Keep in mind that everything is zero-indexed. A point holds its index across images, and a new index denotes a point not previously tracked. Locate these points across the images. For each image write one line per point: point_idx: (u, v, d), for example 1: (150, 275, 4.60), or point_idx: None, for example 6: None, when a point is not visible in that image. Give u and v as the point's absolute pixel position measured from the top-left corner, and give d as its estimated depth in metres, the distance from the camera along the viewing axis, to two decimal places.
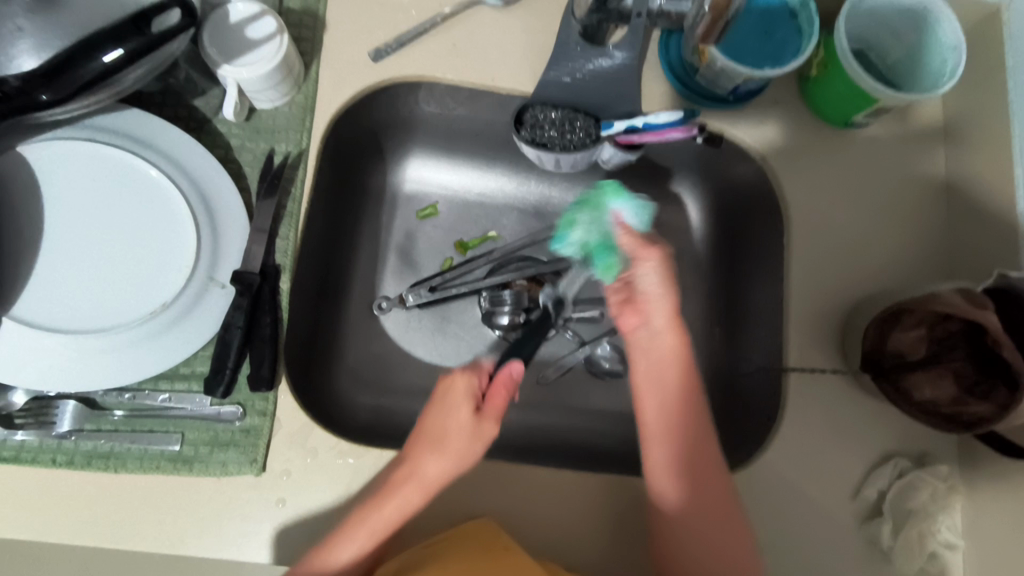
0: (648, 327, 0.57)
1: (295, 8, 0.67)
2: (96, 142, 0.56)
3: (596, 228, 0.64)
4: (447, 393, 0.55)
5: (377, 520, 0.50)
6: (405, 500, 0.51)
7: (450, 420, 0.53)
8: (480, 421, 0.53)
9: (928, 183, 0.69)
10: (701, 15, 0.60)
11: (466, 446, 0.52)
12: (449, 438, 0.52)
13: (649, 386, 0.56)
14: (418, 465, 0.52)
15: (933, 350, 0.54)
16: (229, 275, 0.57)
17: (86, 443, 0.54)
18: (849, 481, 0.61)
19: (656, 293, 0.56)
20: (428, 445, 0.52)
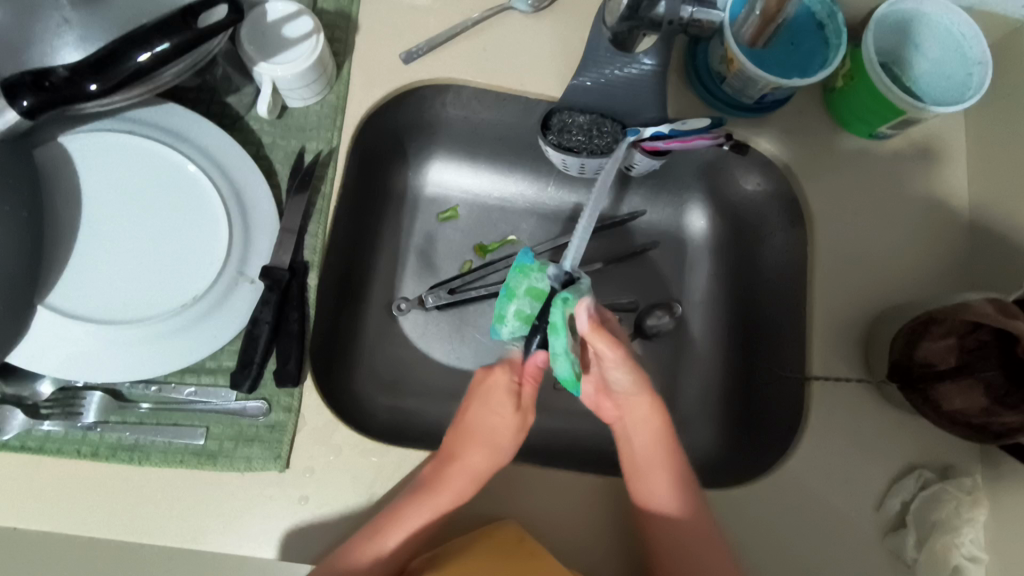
0: (622, 378, 0.55)
1: (329, 9, 0.67)
2: (133, 135, 0.57)
3: (562, 339, 0.52)
4: (490, 383, 0.57)
5: (420, 516, 0.51)
6: (455, 492, 0.52)
7: (497, 415, 0.56)
8: (521, 414, 0.57)
9: (952, 195, 0.69)
10: (751, 17, 0.63)
11: (512, 437, 0.56)
12: (496, 430, 0.56)
13: (644, 465, 0.56)
14: (466, 458, 0.54)
15: (963, 360, 0.54)
16: (259, 271, 0.57)
17: (111, 435, 0.54)
18: (872, 491, 0.60)
19: (631, 391, 0.55)
20: (475, 439, 0.55)
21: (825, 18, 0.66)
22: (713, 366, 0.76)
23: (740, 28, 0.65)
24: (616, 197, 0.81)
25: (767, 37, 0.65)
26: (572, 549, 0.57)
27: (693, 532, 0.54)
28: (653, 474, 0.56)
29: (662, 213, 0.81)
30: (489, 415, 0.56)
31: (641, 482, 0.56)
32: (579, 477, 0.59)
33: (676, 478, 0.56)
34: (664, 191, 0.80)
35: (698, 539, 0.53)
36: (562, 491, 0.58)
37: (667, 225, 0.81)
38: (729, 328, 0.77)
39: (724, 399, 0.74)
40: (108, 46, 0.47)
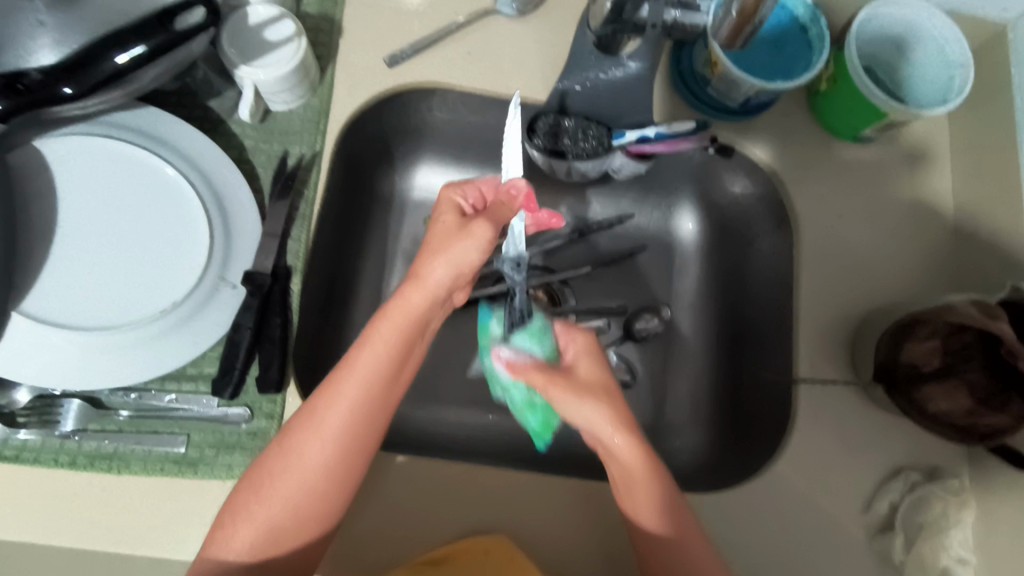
0: (573, 411, 0.53)
1: (313, 13, 0.67)
2: (113, 138, 0.56)
3: (518, 393, 0.59)
4: (450, 203, 0.58)
5: (365, 367, 0.50)
6: (387, 322, 0.52)
7: (440, 224, 0.56)
8: (469, 224, 0.55)
9: (936, 197, 0.69)
10: (726, 17, 0.61)
11: (459, 243, 0.54)
12: (405, 300, 0.52)
13: (620, 482, 0.52)
14: (419, 269, 0.54)
15: (947, 362, 0.53)
16: (241, 275, 0.57)
17: (89, 443, 0.53)
18: (860, 493, 0.60)
19: (593, 426, 0.52)
20: (426, 253, 0.55)
21: (807, 22, 0.66)
22: (701, 367, 0.76)
23: (715, 34, 0.63)
24: (604, 200, 0.81)
25: (744, 39, 0.63)
26: (559, 554, 0.57)
27: (674, 548, 0.51)
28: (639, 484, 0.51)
29: (651, 216, 0.81)
30: (434, 228, 0.57)
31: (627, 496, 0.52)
32: (567, 482, 0.59)
33: (656, 497, 0.51)
34: (653, 194, 0.80)
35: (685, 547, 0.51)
36: (548, 497, 0.58)
37: (656, 227, 0.81)
38: (717, 330, 0.77)
39: (712, 402, 0.74)
40: (86, 46, 0.47)
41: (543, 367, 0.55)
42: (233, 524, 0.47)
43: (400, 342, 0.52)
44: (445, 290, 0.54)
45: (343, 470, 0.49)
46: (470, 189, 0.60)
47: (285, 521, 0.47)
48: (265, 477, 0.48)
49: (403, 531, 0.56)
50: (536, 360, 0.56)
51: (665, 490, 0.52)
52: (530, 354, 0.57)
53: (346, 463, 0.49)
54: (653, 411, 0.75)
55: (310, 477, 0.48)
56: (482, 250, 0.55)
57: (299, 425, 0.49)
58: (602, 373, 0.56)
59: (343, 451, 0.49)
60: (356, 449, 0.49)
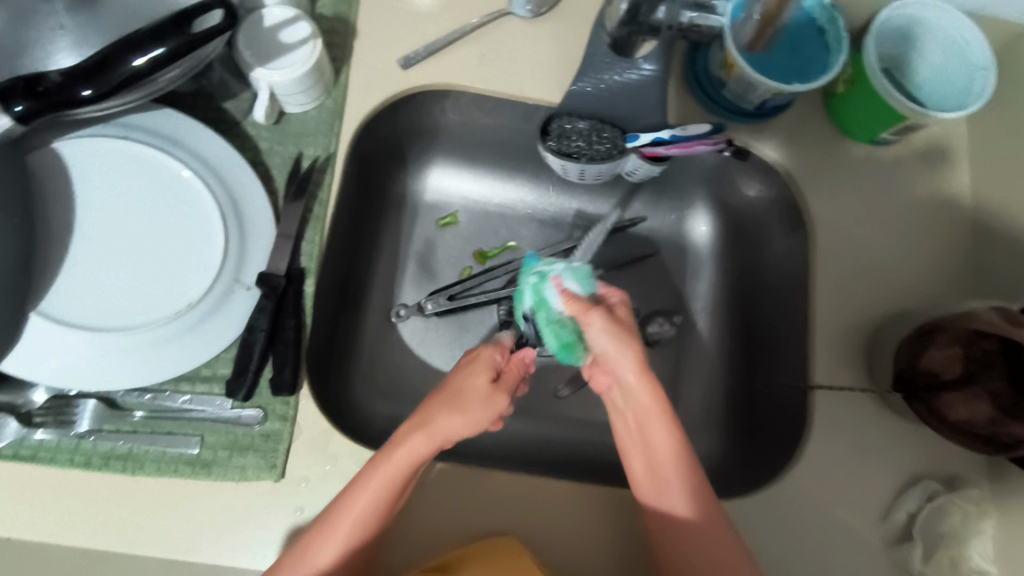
0: (598, 342, 0.53)
1: (327, 14, 0.67)
2: (129, 140, 0.56)
3: (553, 312, 0.58)
4: (482, 360, 0.53)
5: (358, 509, 0.48)
6: (387, 468, 0.48)
7: (469, 381, 0.52)
8: (495, 390, 0.52)
9: (955, 203, 0.68)
10: (749, 19, 0.62)
11: (481, 409, 0.51)
12: (405, 446, 0.49)
13: (631, 441, 0.52)
14: (430, 416, 0.50)
15: (969, 369, 0.53)
16: (255, 278, 0.57)
17: (104, 443, 0.53)
18: (877, 502, 0.60)
19: (613, 352, 0.52)
20: (445, 406, 0.50)
21: (824, 23, 0.65)
22: (716, 372, 0.75)
23: (743, 23, 0.63)
24: (617, 202, 0.81)
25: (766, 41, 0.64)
26: (572, 561, 0.56)
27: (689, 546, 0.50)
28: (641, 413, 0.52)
29: (663, 219, 0.81)
30: (467, 378, 0.52)
31: (627, 452, 0.53)
32: (580, 487, 0.58)
33: (687, 479, 0.51)
34: (665, 197, 0.80)
35: (705, 539, 0.50)
36: (562, 502, 0.58)
37: (668, 231, 0.81)
38: (731, 335, 0.76)
39: (725, 408, 0.73)
40: (111, 46, 0.47)
41: (582, 299, 0.56)
42: None
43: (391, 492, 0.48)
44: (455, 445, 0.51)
45: None
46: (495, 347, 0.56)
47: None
48: None
49: (417, 536, 0.56)
50: (582, 295, 0.56)
51: (698, 484, 0.51)
52: (575, 293, 0.57)
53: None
54: None
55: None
56: (493, 420, 0.51)
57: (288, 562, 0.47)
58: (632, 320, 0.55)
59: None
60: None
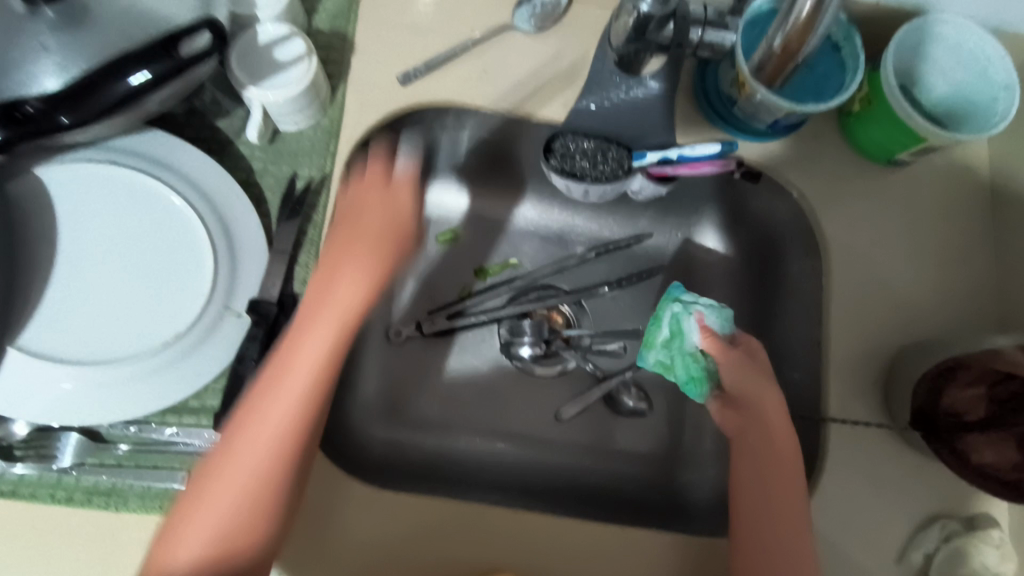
0: (742, 380, 0.56)
1: (324, 29, 0.65)
2: (117, 164, 0.55)
3: (684, 346, 0.59)
4: (379, 177, 0.59)
5: (301, 356, 0.49)
6: (320, 327, 0.50)
7: (375, 193, 0.58)
8: (401, 191, 0.59)
9: (974, 227, 0.66)
10: (766, 54, 0.58)
11: (399, 203, 0.58)
12: (333, 296, 0.51)
13: (748, 477, 0.53)
14: (340, 262, 0.53)
15: (993, 412, 0.51)
16: (246, 304, 0.54)
17: (87, 478, 0.51)
18: (893, 542, 0.57)
19: (753, 393, 0.56)
20: (352, 224, 0.55)
21: (840, 40, 0.62)
22: None
23: (755, 66, 0.59)
24: (622, 219, 0.78)
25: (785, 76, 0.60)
26: None
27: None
28: (781, 433, 0.54)
29: (671, 237, 0.78)
30: (366, 189, 0.58)
31: (740, 490, 0.54)
32: (582, 523, 0.56)
33: (786, 515, 0.51)
34: (672, 214, 0.77)
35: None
36: (561, 539, 0.56)
37: (675, 249, 0.78)
38: None
39: None
40: (97, 71, 0.46)
41: (722, 339, 0.58)
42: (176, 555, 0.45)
43: (313, 333, 0.50)
44: (388, 277, 0.55)
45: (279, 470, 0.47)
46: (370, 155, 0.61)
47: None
48: (180, 525, 0.46)
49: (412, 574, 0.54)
50: (722, 334, 0.58)
51: (799, 517, 0.51)
52: (716, 331, 0.58)
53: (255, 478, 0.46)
54: (670, 442, 0.73)
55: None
56: (414, 212, 0.59)
57: (178, 525, 0.46)
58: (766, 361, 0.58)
59: (231, 566, 0.45)
60: (243, 564, 0.45)
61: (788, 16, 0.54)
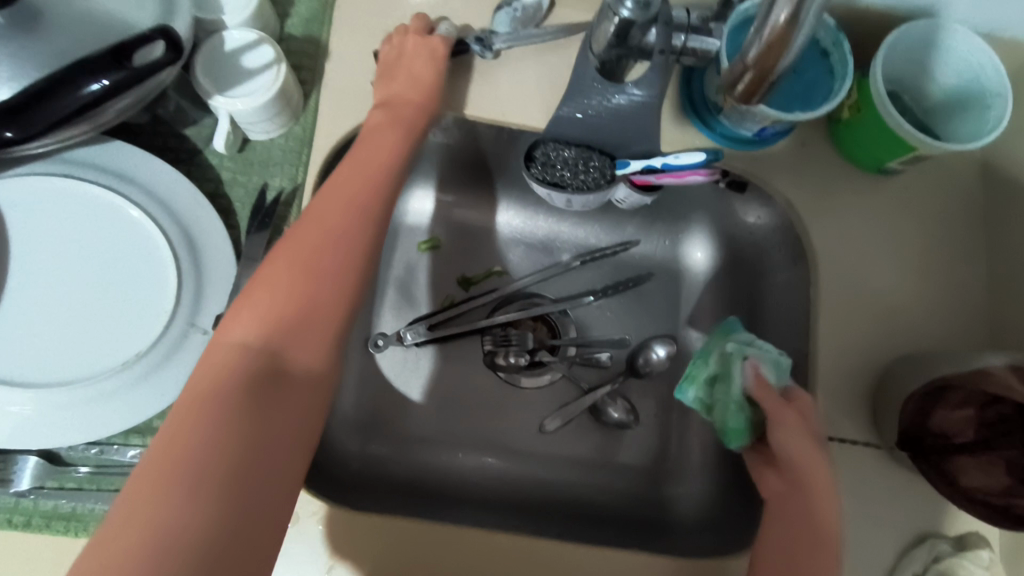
0: (789, 441, 0.52)
1: (297, 34, 0.63)
2: (75, 177, 0.53)
3: (733, 393, 0.56)
4: (425, 43, 0.61)
5: (362, 170, 0.53)
6: (383, 160, 0.55)
7: (411, 42, 0.61)
8: (435, 39, 0.61)
9: (966, 236, 0.64)
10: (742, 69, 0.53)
11: (434, 60, 0.61)
12: (387, 138, 0.57)
13: (777, 541, 0.49)
14: (399, 110, 0.59)
15: (983, 435, 0.49)
16: (213, 320, 0.52)
17: (46, 502, 0.49)
18: (881, 563, 0.55)
19: (800, 461, 0.51)
20: (407, 70, 0.60)
21: (828, 45, 0.60)
22: None
23: (732, 83, 0.56)
24: (608, 226, 0.77)
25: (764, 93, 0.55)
26: None
27: None
28: (822, 506, 0.49)
29: (658, 244, 0.76)
30: (405, 40, 0.61)
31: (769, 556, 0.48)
32: (562, 545, 0.55)
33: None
34: (659, 221, 0.75)
35: None
36: (539, 560, 0.54)
37: (662, 257, 0.76)
38: None
39: (722, 448, 0.69)
40: (51, 75, 0.44)
41: (775, 393, 0.54)
42: (248, 314, 0.44)
43: (356, 201, 0.51)
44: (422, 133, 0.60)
45: (327, 297, 0.46)
46: (386, 43, 0.62)
47: (245, 469, 0.38)
48: (246, 304, 0.45)
49: None
50: (777, 388, 0.54)
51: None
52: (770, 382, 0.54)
53: (322, 285, 0.46)
54: (658, 455, 0.71)
55: (253, 425, 0.39)
56: (444, 65, 0.61)
57: (239, 308, 0.44)
58: (819, 428, 0.54)
59: (303, 325, 0.45)
60: (309, 344, 0.44)
61: (764, 24, 0.47)
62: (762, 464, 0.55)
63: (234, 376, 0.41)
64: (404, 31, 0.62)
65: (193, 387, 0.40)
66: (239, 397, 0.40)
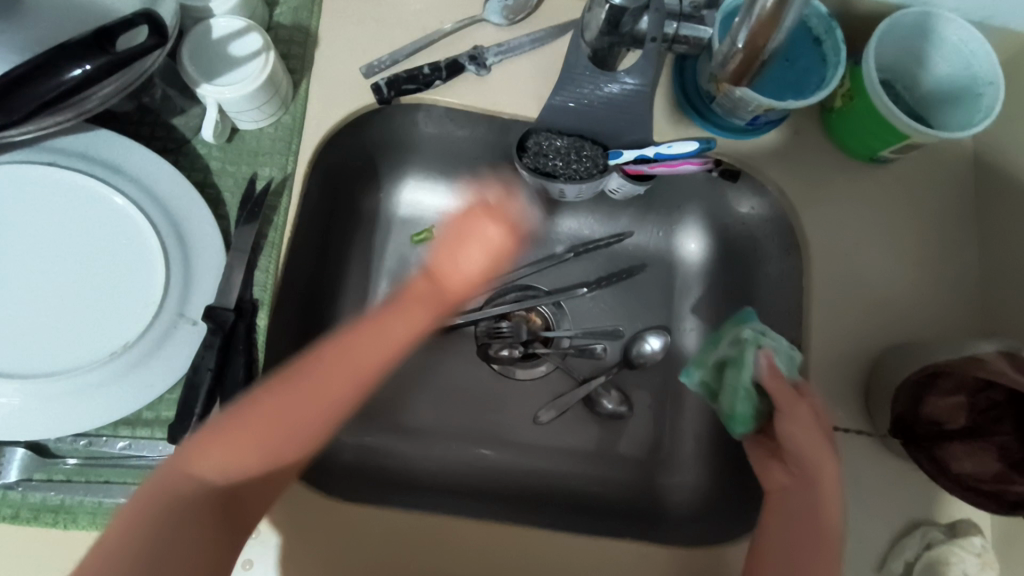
0: (795, 435, 0.51)
1: (286, 23, 0.63)
2: (61, 166, 0.52)
3: (744, 380, 0.54)
4: (483, 235, 0.59)
5: (365, 346, 0.51)
6: (422, 317, 0.54)
7: (479, 228, 0.59)
8: (500, 226, 0.59)
9: (958, 225, 0.64)
10: (732, 52, 0.55)
11: (497, 238, 0.59)
12: (434, 291, 0.55)
13: (777, 536, 0.49)
14: (442, 280, 0.56)
15: (974, 421, 0.49)
16: (202, 310, 0.52)
17: (34, 494, 0.49)
18: (873, 551, 0.56)
19: (806, 457, 0.51)
20: (472, 239, 0.58)
21: (820, 33, 0.60)
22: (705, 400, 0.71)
23: (723, 63, 0.57)
24: (602, 217, 0.76)
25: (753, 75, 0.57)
26: None
27: None
28: (828, 505, 0.49)
29: (651, 235, 0.76)
30: (474, 225, 0.59)
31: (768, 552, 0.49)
32: (554, 536, 0.54)
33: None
34: (653, 212, 0.75)
35: None
36: (532, 550, 0.54)
37: (655, 248, 0.76)
38: None
39: (716, 438, 0.69)
40: (32, 60, 0.43)
41: (787, 384, 0.52)
42: (220, 441, 0.45)
43: (346, 398, 0.49)
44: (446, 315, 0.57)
45: (280, 446, 0.46)
46: (472, 223, 0.59)
47: None
48: (220, 430, 0.45)
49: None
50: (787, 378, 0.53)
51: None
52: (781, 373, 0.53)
53: (301, 426, 0.47)
54: (652, 446, 0.71)
55: (209, 551, 0.43)
56: (495, 256, 0.59)
57: (217, 430, 0.45)
58: (827, 423, 0.52)
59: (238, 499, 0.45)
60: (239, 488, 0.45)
61: (752, 10, 0.50)
62: (766, 459, 0.54)
63: (192, 510, 0.43)
64: (484, 211, 0.60)
65: (156, 498, 0.43)
66: (199, 528, 0.43)
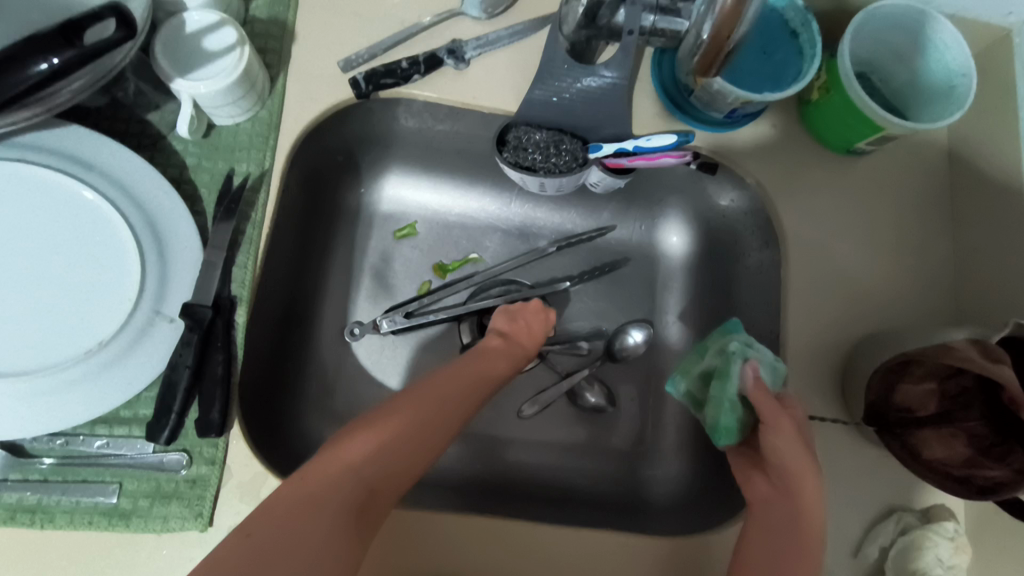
0: (777, 447, 0.51)
1: (262, 17, 0.62)
2: (32, 163, 0.51)
3: (728, 390, 0.55)
4: (543, 314, 0.62)
5: (479, 368, 0.54)
6: (493, 365, 0.56)
7: (530, 326, 0.61)
8: (541, 322, 0.62)
9: (933, 216, 0.65)
10: (699, 43, 0.56)
11: (541, 325, 0.62)
12: (501, 346, 0.58)
13: (758, 544, 0.48)
14: (504, 337, 0.60)
15: (944, 407, 0.50)
16: (179, 309, 0.51)
17: (10, 495, 0.49)
18: (849, 537, 0.57)
19: (788, 468, 0.50)
20: (508, 355, 0.58)
21: (797, 26, 0.60)
22: None
23: (691, 54, 0.58)
24: (584, 211, 0.77)
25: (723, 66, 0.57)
26: None
27: None
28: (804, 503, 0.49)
29: (633, 229, 0.77)
30: (524, 320, 0.62)
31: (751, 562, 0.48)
32: (537, 527, 0.55)
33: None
34: (635, 206, 0.75)
35: None
36: (513, 541, 0.54)
37: (637, 242, 0.77)
38: None
39: (697, 429, 0.70)
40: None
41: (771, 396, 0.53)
42: (367, 436, 0.44)
43: (462, 402, 0.50)
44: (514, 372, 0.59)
45: (420, 436, 0.46)
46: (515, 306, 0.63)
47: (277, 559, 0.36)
48: (368, 429, 0.45)
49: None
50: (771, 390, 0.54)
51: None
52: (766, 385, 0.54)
53: (425, 433, 0.46)
54: (635, 438, 0.71)
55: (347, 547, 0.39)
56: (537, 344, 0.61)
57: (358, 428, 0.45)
58: (808, 435, 0.53)
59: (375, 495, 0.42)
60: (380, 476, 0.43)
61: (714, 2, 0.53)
62: (746, 467, 0.55)
63: (336, 495, 0.40)
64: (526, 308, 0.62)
65: (295, 489, 0.40)
66: (346, 517, 0.40)
